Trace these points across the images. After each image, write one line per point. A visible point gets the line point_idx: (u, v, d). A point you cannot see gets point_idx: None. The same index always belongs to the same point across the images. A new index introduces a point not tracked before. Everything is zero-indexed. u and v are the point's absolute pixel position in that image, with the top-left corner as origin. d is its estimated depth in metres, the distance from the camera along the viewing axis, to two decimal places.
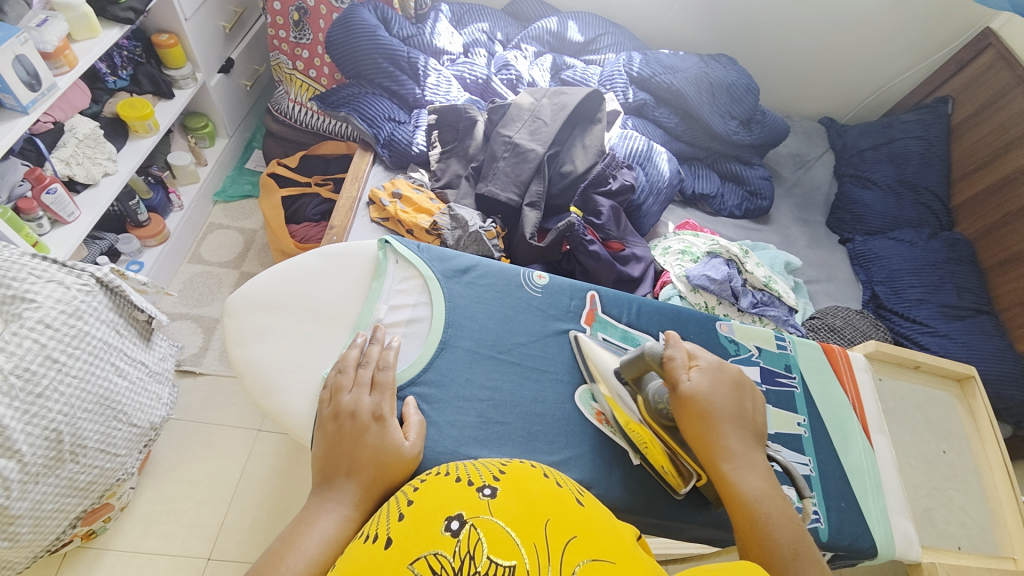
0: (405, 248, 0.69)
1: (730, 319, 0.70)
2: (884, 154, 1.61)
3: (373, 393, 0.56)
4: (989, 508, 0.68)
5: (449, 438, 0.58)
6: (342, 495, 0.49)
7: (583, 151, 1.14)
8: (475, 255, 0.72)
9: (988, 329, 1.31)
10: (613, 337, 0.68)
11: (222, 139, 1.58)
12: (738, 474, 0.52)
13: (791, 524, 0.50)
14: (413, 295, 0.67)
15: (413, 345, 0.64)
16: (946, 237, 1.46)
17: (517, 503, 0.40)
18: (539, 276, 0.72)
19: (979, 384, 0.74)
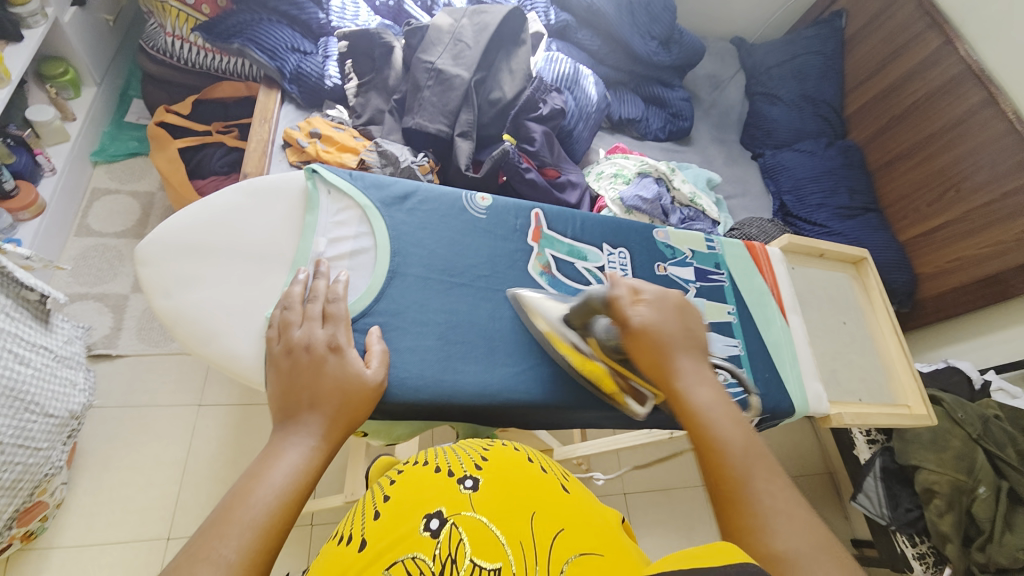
0: (336, 177, 0.65)
1: (666, 226, 0.74)
2: (790, 69, 1.70)
3: (327, 325, 0.53)
4: (884, 366, 0.78)
5: (409, 363, 0.59)
6: (309, 427, 0.46)
7: (509, 76, 1.10)
8: (414, 179, 0.68)
9: (875, 224, 1.50)
10: (560, 252, 0.70)
11: (89, 88, 1.34)
12: (689, 388, 0.48)
13: (745, 431, 0.46)
14: (352, 226, 0.63)
15: (360, 277, 0.62)
16: (841, 145, 1.62)
17: (499, 498, 0.41)
18: (481, 198, 0.70)
19: (870, 264, 0.83)
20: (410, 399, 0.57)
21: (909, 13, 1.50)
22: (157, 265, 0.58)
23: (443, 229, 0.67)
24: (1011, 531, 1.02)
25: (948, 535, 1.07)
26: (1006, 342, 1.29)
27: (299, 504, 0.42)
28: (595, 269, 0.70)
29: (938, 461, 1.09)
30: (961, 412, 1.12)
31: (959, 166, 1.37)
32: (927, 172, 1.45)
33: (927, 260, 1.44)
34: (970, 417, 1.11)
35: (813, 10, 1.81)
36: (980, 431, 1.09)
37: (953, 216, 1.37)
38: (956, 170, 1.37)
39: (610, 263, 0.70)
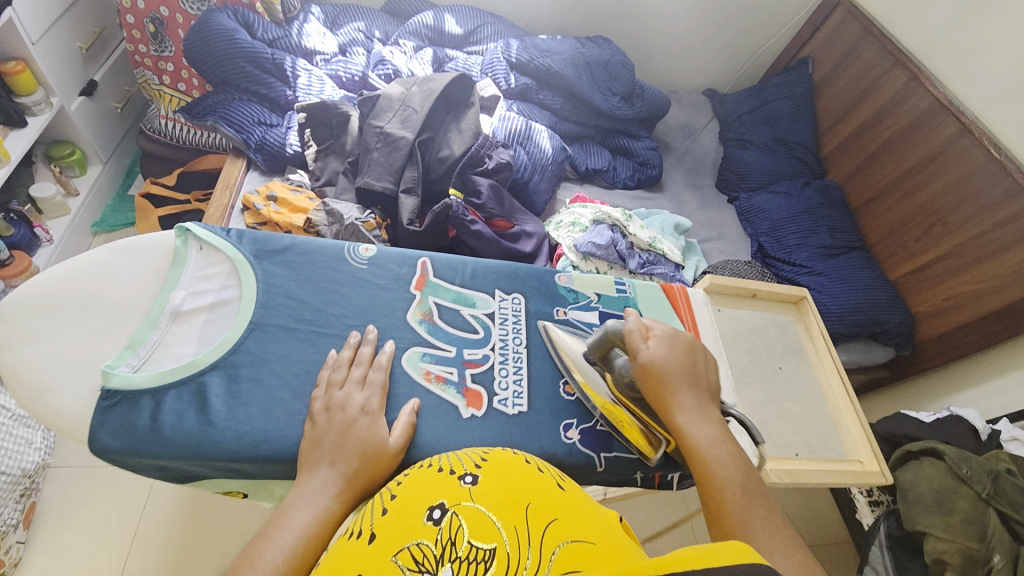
0: (208, 233, 0.67)
1: (570, 271, 0.76)
2: (760, 116, 1.72)
3: (364, 390, 0.58)
4: (830, 416, 0.75)
5: (256, 418, 0.57)
6: (321, 487, 0.50)
7: (458, 135, 1.15)
8: (293, 234, 0.71)
9: (859, 263, 1.42)
10: (445, 299, 0.71)
11: (96, 167, 1.48)
12: (692, 424, 0.55)
13: (743, 468, 0.52)
14: (218, 280, 0.65)
15: (217, 329, 0.62)
16: (818, 185, 1.58)
17: (496, 492, 0.45)
18: (364, 249, 0.72)
19: (810, 304, 0.82)
20: (250, 456, 0.55)
21: (873, 54, 1.51)
22: (5, 321, 0.59)
23: (319, 280, 0.68)
24: None
25: None
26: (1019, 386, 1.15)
27: (305, 563, 0.45)
28: (482, 315, 0.71)
29: (945, 526, 0.97)
30: (966, 468, 0.99)
31: (942, 199, 1.30)
32: (912, 208, 1.38)
33: (922, 298, 1.34)
34: (977, 473, 0.97)
35: (781, 59, 1.86)
36: (991, 490, 0.95)
37: (943, 250, 1.29)
38: (939, 204, 1.31)
39: (502, 308, 0.72)
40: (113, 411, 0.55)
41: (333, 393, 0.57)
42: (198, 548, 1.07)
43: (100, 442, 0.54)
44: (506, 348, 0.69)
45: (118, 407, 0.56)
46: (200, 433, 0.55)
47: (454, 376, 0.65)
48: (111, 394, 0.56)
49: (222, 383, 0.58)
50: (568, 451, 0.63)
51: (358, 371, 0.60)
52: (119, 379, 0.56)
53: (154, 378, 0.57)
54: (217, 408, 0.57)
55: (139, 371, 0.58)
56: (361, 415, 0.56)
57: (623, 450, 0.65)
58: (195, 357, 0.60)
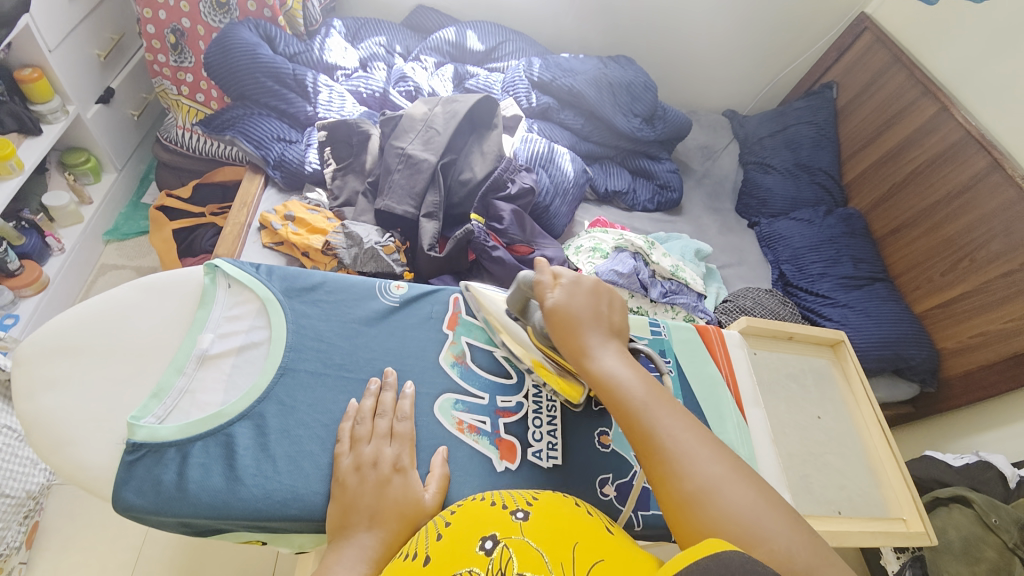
0: (237, 270, 0.65)
1: None
2: (782, 140, 1.70)
3: (393, 443, 0.56)
4: (871, 470, 0.72)
5: (285, 473, 0.54)
6: (359, 552, 0.47)
7: (481, 157, 1.14)
8: (323, 271, 0.69)
9: (883, 295, 1.38)
10: (477, 340, 0.68)
11: (110, 174, 1.46)
12: (595, 359, 0.54)
13: (646, 380, 0.52)
14: (247, 320, 0.63)
15: (246, 374, 0.60)
16: (840, 213, 1.55)
17: (550, 528, 0.43)
18: (397, 286, 0.70)
19: (848, 347, 0.79)
20: (279, 516, 0.52)
21: (900, 83, 1.49)
22: (30, 366, 0.57)
23: (350, 320, 0.66)
24: None
25: None
26: None
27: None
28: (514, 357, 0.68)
29: None
30: (994, 517, 0.95)
31: (969, 235, 1.27)
32: (938, 240, 1.35)
33: (949, 335, 1.30)
34: (1006, 523, 0.94)
35: (803, 82, 1.83)
36: (1017, 540, 0.92)
37: (970, 286, 1.26)
38: (966, 239, 1.28)
39: None
40: (137, 466, 0.53)
41: (362, 449, 0.54)
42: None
43: (124, 500, 0.52)
44: (539, 395, 0.66)
45: (142, 462, 0.53)
46: (226, 491, 0.52)
47: (487, 426, 0.62)
48: (135, 447, 0.53)
49: (250, 435, 0.56)
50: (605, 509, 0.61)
51: (383, 422, 0.57)
52: (145, 432, 0.54)
53: (181, 430, 0.55)
54: (245, 462, 0.54)
55: (164, 422, 0.55)
56: (393, 472, 0.53)
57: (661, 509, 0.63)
58: (222, 406, 0.57)
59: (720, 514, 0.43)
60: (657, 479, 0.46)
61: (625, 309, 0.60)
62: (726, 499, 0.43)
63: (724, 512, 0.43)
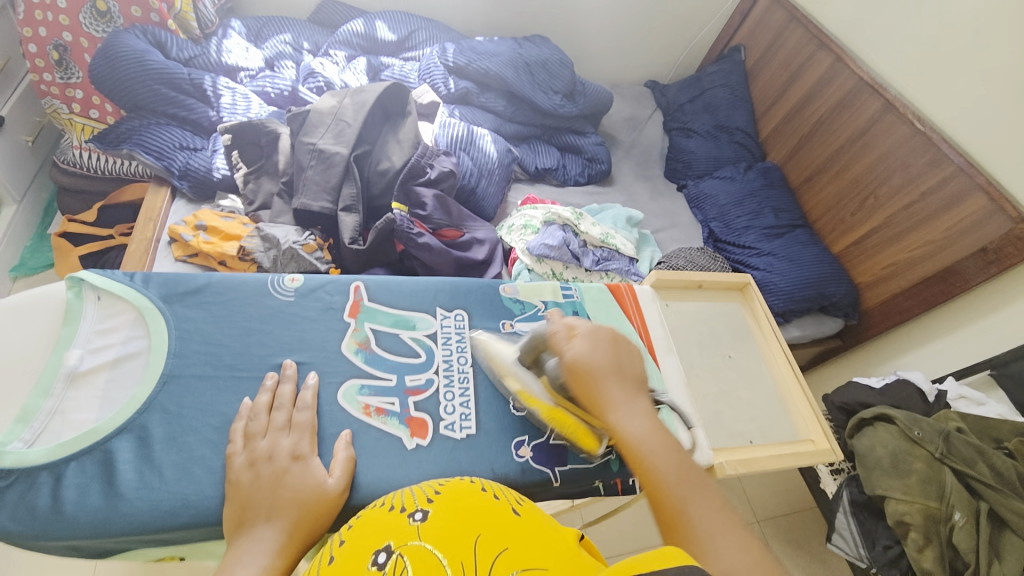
0: (106, 280, 0.62)
1: (514, 282, 0.77)
2: (700, 104, 1.76)
3: (291, 434, 0.55)
4: (781, 398, 0.77)
5: (173, 482, 0.53)
6: (260, 545, 0.46)
7: (397, 145, 1.12)
8: (209, 272, 0.66)
9: (803, 240, 1.46)
10: (382, 324, 0.69)
11: (9, 207, 1.35)
12: (621, 421, 0.52)
13: (675, 453, 0.50)
14: (122, 331, 0.60)
15: (126, 385, 0.57)
16: (759, 168, 1.62)
17: (447, 522, 0.41)
18: (291, 280, 0.68)
19: (754, 288, 0.84)
20: (169, 526, 0.51)
21: (797, 38, 1.57)
22: None
23: (242, 319, 0.64)
24: (999, 560, 0.90)
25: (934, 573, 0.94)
26: (955, 346, 1.19)
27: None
28: (423, 336, 0.69)
29: (904, 488, 0.98)
30: (917, 431, 1.01)
31: (872, 174, 1.35)
32: (846, 182, 1.43)
33: (864, 270, 1.38)
34: (929, 434, 1.00)
35: (715, 47, 1.90)
36: (943, 449, 0.97)
37: (877, 223, 1.33)
38: (869, 178, 1.36)
39: (445, 326, 0.71)
40: (8, 492, 0.50)
41: (256, 444, 0.53)
42: None
43: None
44: (450, 370, 0.68)
45: (13, 488, 0.51)
46: (106, 509, 0.51)
47: (396, 407, 0.63)
48: (5, 474, 0.51)
49: (131, 448, 0.54)
50: (520, 471, 0.63)
51: (280, 416, 0.57)
52: (11, 458, 0.51)
53: (50, 452, 0.52)
54: (126, 477, 0.52)
55: (34, 445, 0.52)
56: (290, 462, 0.53)
57: (580, 462, 0.65)
58: (98, 422, 0.55)
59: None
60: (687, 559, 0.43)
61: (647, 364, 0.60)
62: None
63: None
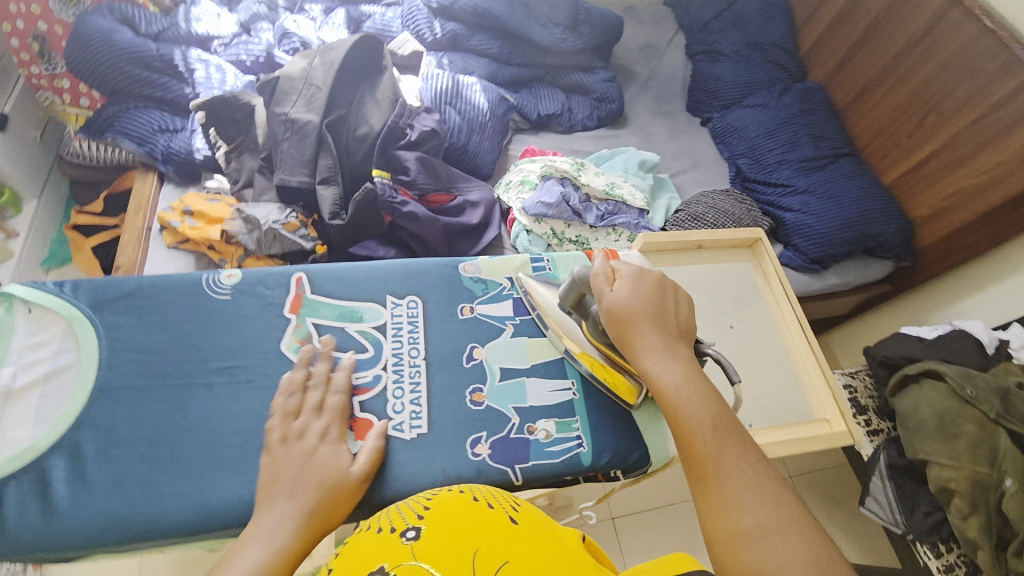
0: (35, 293, 0.61)
1: (476, 258, 0.73)
2: (727, 21, 1.52)
3: (323, 415, 0.57)
4: (792, 368, 0.76)
5: (105, 499, 0.54)
6: (278, 529, 0.48)
7: (375, 106, 1.04)
8: (139, 274, 0.64)
9: (848, 172, 1.26)
10: (326, 318, 0.66)
11: (32, 203, 1.32)
12: (659, 367, 0.53)
13: (714, 407, 0.51)
14: (53, 345, 0.60)
15: (59, 400, 0.58)
16: (798, 90, 1.39)
17: (442, 537, 0.40)
18: (227, 275, 0.66)
19: (767, 245, 0.82)
20: (102, 542, 0.52)
21: None
22: None
23: (174, 324, 0.62)
24: None
25: (976, 541, 0.84)
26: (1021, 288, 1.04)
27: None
28: (371, 328, 0.66)
29: (950, 452, 0.87)
30: (970, 389, 0.88)
31: (934, 84, 1.12)
32: (905, 96, 1.19)
33: (920, 202, 1.17)
34: (983, 393, 0.87)
35: None
36: (999, 409, 0.85)
37: (939, 143, 1.11)
38: (932, 90, 1.13)
39: (397, 316, 0.68)
40: None
41: (291, 422, 0.56)
42: None
43: None
44: (399, 364, 0.65)
45: None
46: (43, 525, 0.52)
47: None
48: None
49: (66, 466, 0.55)
50: (476, 471, 0.60)
51: (314, 395, 0.58)
52: None
53: None
54: (62, 495, 0.54)
55: None
56: (320, 442, 0.55)
57: (543, 457, 0.62)
58: (32, 441, 0.55)
59: (767, 561, 0.40)
60: (706, 505, 0.46)
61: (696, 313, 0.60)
62: (773, 546, 0.41)
63: (770, 560, 0.40)
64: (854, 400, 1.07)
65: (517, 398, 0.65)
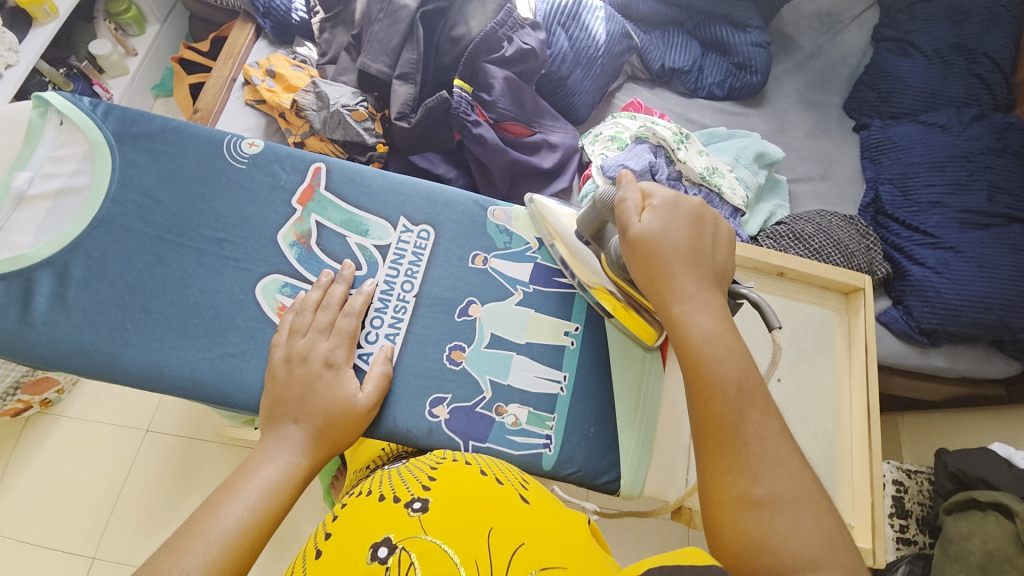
0: (70, 106, 0.61)
1: (509, 206, 0.65)
2: (940, 7, 1.18)
3: (330, 338, 0.54)
4: (833, 445, 0.70)
5: (76, 327, 0.54)
6: (290, 444, 0.50)
7: (481, 7, 0.93)
8: (168, 117, 0.63)
9: (1018, 242, 0.98)
10: (332, 220, 0.61)
11: (154, 27, 1.38)
12: (690, 315, 0.48)
13: (745, 364, 0.47)
14: (72, 163, 0.60)
15: (62, 218, 0.58)
16: (995, 121, 1.08)
17: (451, 512, 0.40)
18: (249, 144, 0.62)
19: (863, 298, 0.74)
20: (67, 364, 0.54)
21: None
22: None
23: (185, 179, 0.60)
24: None
25: None
26: None
27: (268, 524, 0.46)
28: (372, 246, 0.61)
29: None
30: None
31: None
32: None
33: None
34: None
35: None
36: None
37: None
38: None
39: (403, 243, 0.62)
40: None
41: (296, 340, 0.54)
42: (198, 461, 1.07)
43: None
44: (388, 293, 0.60)
45: None
46: (18, 330, 0.54)
47: None
48: None
49: (51, 283, 0.55)
50: (428, 432, 0.56)
51: (324, 316, 0.55)
52: None
53: None
54: (41, 307, 0.54)
55: None
56: (324, 368, 0.53)
57: (504, 445, 0.57)
58: (28, 249, 0.56)
59: (777, 527, 0.41)
60: (716, 468, 0.44)
61: (732, 253, 0.54)
62: (786, 516, 0.41)
63: (781, 530, 0.41)
64: (898, 502, 0.92)
65: (496, 372, 0.59)
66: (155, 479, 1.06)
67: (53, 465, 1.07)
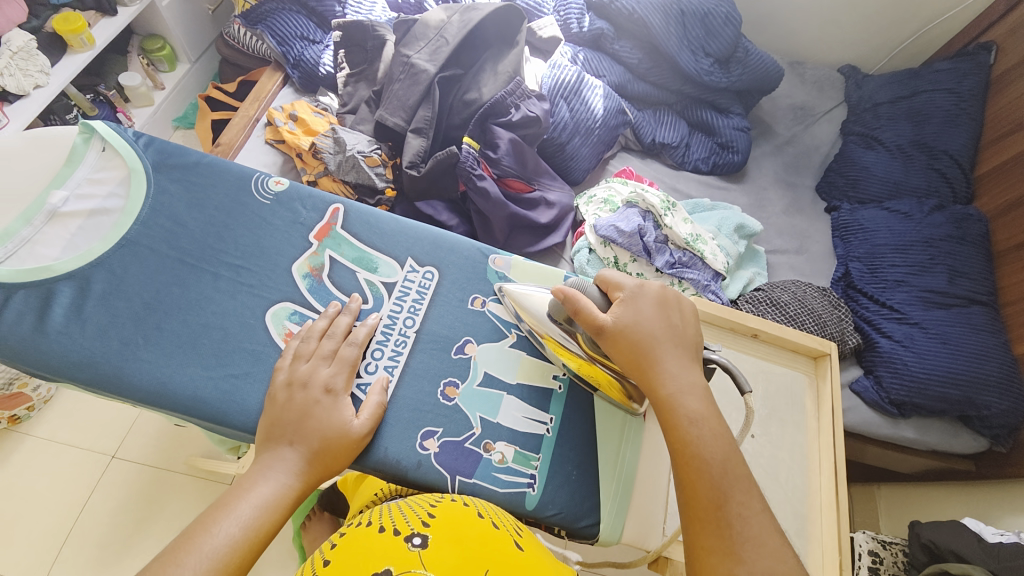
0: (114, 135, 0.65)
1: (509, 255, 0.70)
2: (900, 110, 1.33)
3: (332, 365, 0.57)
4: (805, 503, 0.72)
5: (88, 339, 0.56)
6: (284, 464, 0.51)
7: (492, 77, 1.03)
8: (203, 152, 0.68)
9: (978, 324, 1.04)
10: (344, 256, 0.65)
11: (183, 65, 1.47)
12: (674, 396, 0.52)
13: (726, 442, 0.51)
14: (107, 186, 0.64)
15: (91, 236, 0.61)
16: (953, 212, 1.17)
17: (451, 554, 0.41)
18: (274, 182, 0.67)
19: (831, 363, 0.78)
20: (71, 374, 0.55)
21: None
22: None
23: (212, 208, 0.64)
24: None
25: None
26: None
27: (258, 543, 0.47)
28: (379, 282, 0.65)
29: None
30: None
31: None
32: None
33: None
34: None
35: (958, 39, 1.38)
36: None
37: None
38: None
39: (408, 282, 0.66)
40: None
41: (298, 366, 0.56)
42: (166, 492, 1.03)
43: None
44: (391, 327, 0.62)
45: None
46: (30, 338, 0.55)
47: None
48: None
49: (70, 295, 0.57)
50: (417, 464, 0.57)
51: (328, 344, 0.58)
52: None
53: (12, 274, 0.57)
54: (57, 318, 0.56)
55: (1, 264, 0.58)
56: (323, 394, 0.54)
57: (490, 482, 0.58)
58: (55, 262, 0.59)
59: None
60: (705, 550, 0.47)
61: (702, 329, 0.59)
62: None
63: None
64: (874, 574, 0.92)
65: (487, 409, 0.61)
66: (118, 509, 1.01)
67: (13, 486, 1.02)
